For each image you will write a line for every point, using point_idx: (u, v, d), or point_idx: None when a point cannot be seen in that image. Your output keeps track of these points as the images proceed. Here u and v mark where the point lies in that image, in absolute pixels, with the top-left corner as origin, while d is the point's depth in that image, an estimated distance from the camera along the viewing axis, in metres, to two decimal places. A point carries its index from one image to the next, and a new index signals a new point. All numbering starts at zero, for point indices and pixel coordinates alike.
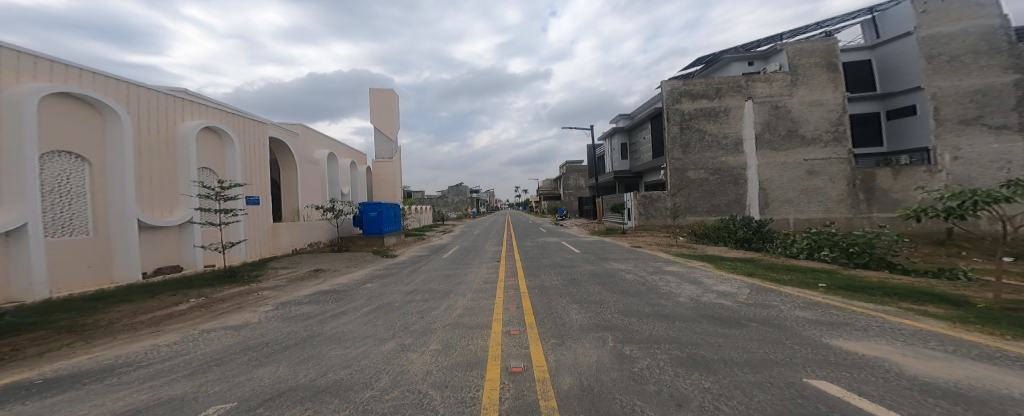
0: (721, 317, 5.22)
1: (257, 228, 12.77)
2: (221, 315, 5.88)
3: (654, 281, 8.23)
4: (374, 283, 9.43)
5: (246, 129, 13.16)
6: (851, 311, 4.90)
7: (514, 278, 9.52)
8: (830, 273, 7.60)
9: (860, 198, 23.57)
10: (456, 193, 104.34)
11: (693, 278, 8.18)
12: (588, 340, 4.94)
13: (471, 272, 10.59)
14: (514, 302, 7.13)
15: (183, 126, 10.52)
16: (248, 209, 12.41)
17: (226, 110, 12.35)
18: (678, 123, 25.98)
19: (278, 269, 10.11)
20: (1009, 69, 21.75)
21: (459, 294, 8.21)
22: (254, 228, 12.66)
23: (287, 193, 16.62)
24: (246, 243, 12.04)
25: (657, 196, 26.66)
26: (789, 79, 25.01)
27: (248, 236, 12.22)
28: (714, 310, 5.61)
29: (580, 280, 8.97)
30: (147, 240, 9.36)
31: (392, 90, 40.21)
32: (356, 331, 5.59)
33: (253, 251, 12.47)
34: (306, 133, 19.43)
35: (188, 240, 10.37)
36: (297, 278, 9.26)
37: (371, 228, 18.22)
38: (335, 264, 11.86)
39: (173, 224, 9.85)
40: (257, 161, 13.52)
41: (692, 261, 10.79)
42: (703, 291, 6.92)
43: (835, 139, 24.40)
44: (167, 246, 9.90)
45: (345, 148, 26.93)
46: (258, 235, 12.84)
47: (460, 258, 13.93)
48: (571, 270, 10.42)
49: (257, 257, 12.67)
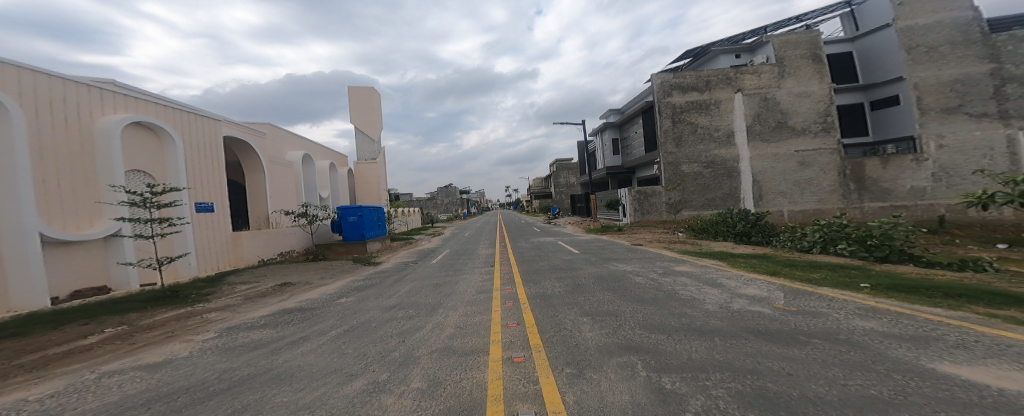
0: (769, 328, 4.28)
1: (212, 238, 11.32)
2: (140, 348, 4.59)
3: (671, 285, 7.30)
4: (350, 298, 8.18)
5: (192, 126, 11.65)
6: (926, 320, 4.07)
7: (511, 286, 8.45)
8: (864, 270, 6.85)
9: (851, 188, 23.59)
10: (445, 194, 102.78)
11: (713, 280, 7.29)
12: (611, 368, 3.91)
13: (463, 281, 9.47)
14: (514, 316, 6.12)
15: (103, 122, 8.98)
16: (197, 217, 10.89)
17: (166, 104, 10.85)
18: (670, 116, 25.51)
19: (236, 285, 8.70)
20: (984, 59, 21.83)
21: (450, 308, 7.12)
22: (209, 237, 11.23)
23: (253, 198, 15.09)
24: (196, 255, 10.53)
25: (652, 191, 26.08)
26: (777, 71, 24.82)
27: (198, 248, 10.70)
28: (755, 321, 4.67)
29: (586, 285, 7.99)
30: (55, 259, 7.82)
31: (372, 87, 38.52)
32: (316, 364, 4.36)
33: (208, 264, 10.99)
34: (275, 133, 17.85)
35: (116, 256, 8.89)
36: (256, 295, 7.89)
37: (352, 234, 16.81)
38: (307, 275, 10.52)
39: (92, 237, 8.36)
40: (209, 162, 12.03)
41: (702, 259, 10.04)
42: (730, 295, 6.01)
43: (823, 129, 24.43)
44: (86, 264, 8.40)
45: (322, 149, 25.22)
46: (215, 247, 11.40)
47: (448, 263, 12.72)
48: (573, 274, 9.41)
49: (213, 271, 11.16)
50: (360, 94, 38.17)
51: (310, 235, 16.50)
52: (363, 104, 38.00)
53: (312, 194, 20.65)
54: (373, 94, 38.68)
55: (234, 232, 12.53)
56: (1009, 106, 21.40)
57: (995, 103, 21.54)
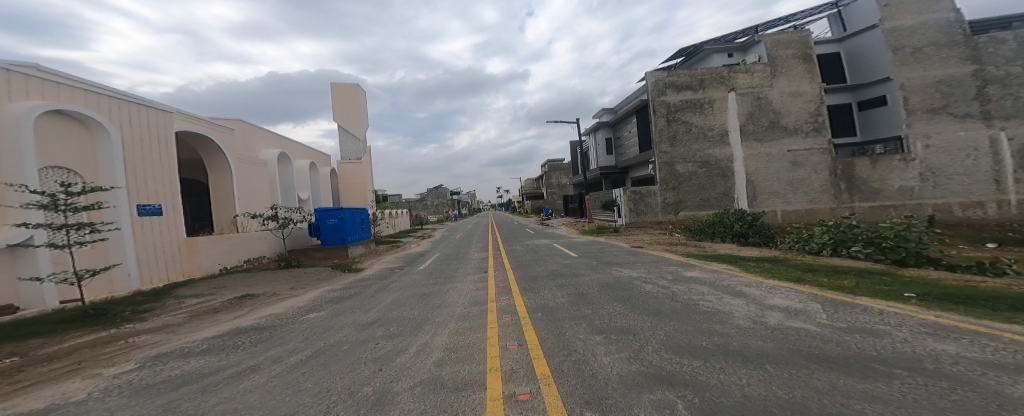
0: (822, 350, 3.53)
1: (160, 245, 9.97)
2: (23, 388, 3.54)
3: (687, 294, 6.58)
4: (321, 312, 7.16)
5: (133, 117, 9.94)
6: (1014, 341, 3.38)
7: (508, 297, 7.59)
8: (896, 277, 6.25)
9: (842, 188, 23.65)
10: (435, 195, 101.09)
11: (732, 288, 6.56)
12: (643, 408, 3.02)
13: (453, 290, 8.53)
14: (513, 336, 5.37)
15: (10, 109, 7.21)
16: (139, 220, 9.44)
17: (97, 91, 9.07)
18: (664, 115, 25.36)
19: (185, 299, 7.63)
20: (967, 60, 22.16)
21: (438, 325, 6.22)
22: (158, 244, 9.89)
23: (220, 199, 13.89)
24: (137, 265, 9.11)
25: (647, 191, 25.64)
26: (769, 70, 24.90)
27: (140, 256, 9.28)
28: (799, 340, 3.96)
29: (592, 297, 7.26)
30: None
31: (357, 84, 37.11)
32: (258, 404, 3.40)
33: (152, 275, 9.59)
34: (245, 130, 16.53)
35: (25, 270, 7.28)
36: (208, 310, 6.90)
37: (330, 238, 15.48)
38: (274, 286, 9.36)
39: None
40: (157, 158, 10.40)
41: (711, 264, 9.51)
42: (759, 307, 5.26)
43: (815, 129, 24.53)
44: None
45: (301, 148, 23.86)
46: (164, 254, 10.06)
47: (438, 269, 11.76)
48: (576, 282, 8.68)
49: (160, 283, 9.77)
50: (345, 90, 36.64)
51: (282, 241, 15.09)
52: (349, 102, 36.57)
53: (289, 195, 19.38)
54: (358, 91, 37.26)
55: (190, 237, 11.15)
56: (992, 107, 21.71)
57: (978, 104, 21.84)
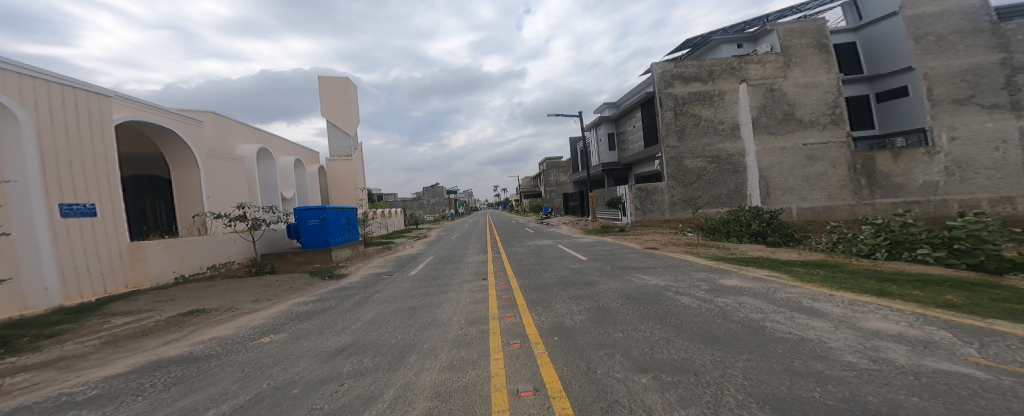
0: None
1: (94, 251, 8.54)
2: None
3: (741, 311, 5.14)
4: (280, 334, 5.72)
5: (58, 101, 8.37)
6: None
7: (514, 314, 6.25)
8: (1008, 290, 4.88)
9: (862, 184, 22.46)
10: (430, 194, 99.63)
11: (801, 305, 5.08)
12: None
13: (448, 301, 7.22)
14: (526, 377, 4.00)
15: None
16: (64, 223, 7.97)
17: (8, 66, 7.41)
18: (671, 108, 24.12)
19: (115, 318, 6.39)
20: (995, 48, 21.03)
21: (428, 355, 4.80)
22: (91, 250, 8.48)
23: (185, 197, 12.51)
24: (59, 277, 7.65)
25: (653, 188, 24.32)
26: (782, 61, 23.75)
27: (66, 265, 7.84)
28: (971, 388, 2.56)
29: (619, 313, 5.97)
30: None
31: (345, 77, 35.50)
32: None
33: (83, 288, 8.15)
34: (217, 124, 15.07)
35: None
36: (133, 334, 5.66)
37: (312, 240, 14.02)
38: (233, 298, 7.93)
39: None
40: (89, 150, 8.87)
41: (748, 269, 8.19)
42: (855, 331, 3.88)
43: (832, 121, 23.34)
44: None
45: (285, 144, 22.43)
46: (99, 262, 8.63)
47: (432, 275, 10.35)
48: (593, 292, 7.42)
49: (93, 296, 8.35)
50: (333, 84, 35.01)
51: (253, 245, 13.62)
52: (337, 96, 35.02)
53: (271, 194, 17.97)
54: (347, 84, 35.66)
55: (136, 242, 9.72)
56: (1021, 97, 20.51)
57: (1007, 93, 20.64)
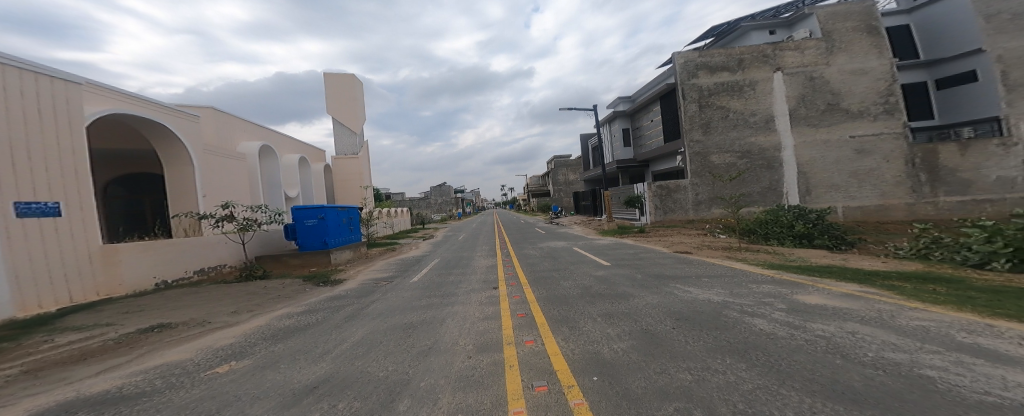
0: None
1: (57, 255, 7.79)
2: None
3: (862, 347, 3.62)
4: (242, 362, 4.49)
5: (17, 88, 7.57)
6: None
7: (535, 338, 4.90)
8: None
9: (921, 180, 20.14)
10: (438, 195, 99.02)
11: (958, 341, 3.54)
12: None
13: (452, 318, 5.93)
14: None
15: None
16: (21, 224, 7.21)
17: None
18: (696, 100, 22.24)
19: (55, 337, 5.31)
20: None
21: (430, 402, 3.44)
22: (53, 254, 7.72)
23: (178, 195, 11.77)
24: (13, 284, 6.85)
25: (675, 186, 22.47)
26: (824, 46, 21.53)
27: (22, 271, 7.07)
28: None
29: (672, 340, 4.56)
30: None
31: (351, 75, 34.99)
32: None
33: (43, 296, 7.37)
34: (217, 120, 14.39)
35: None
36: (62, 360, 4.56)
37: (310, 241, 13.09)
38: (210, 309, 6.88)
39: None
40: (53, 143, 8.13)
41: (827, 282, 6.59)
42: None
43: (885, 111, 21.07)
44: None
45: (291, 143, 21.81)
46: (63, 267, 7.89)
47: (436, 281, 9.13)
48: (631, 308, 5.99)
49: (56, 304, 7.60)
50: (339, 81, 34.56)
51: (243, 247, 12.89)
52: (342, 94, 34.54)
53: (274, 194, 17.26)
54: (352, 82, 35.15)
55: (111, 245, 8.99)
56: None
57: None
